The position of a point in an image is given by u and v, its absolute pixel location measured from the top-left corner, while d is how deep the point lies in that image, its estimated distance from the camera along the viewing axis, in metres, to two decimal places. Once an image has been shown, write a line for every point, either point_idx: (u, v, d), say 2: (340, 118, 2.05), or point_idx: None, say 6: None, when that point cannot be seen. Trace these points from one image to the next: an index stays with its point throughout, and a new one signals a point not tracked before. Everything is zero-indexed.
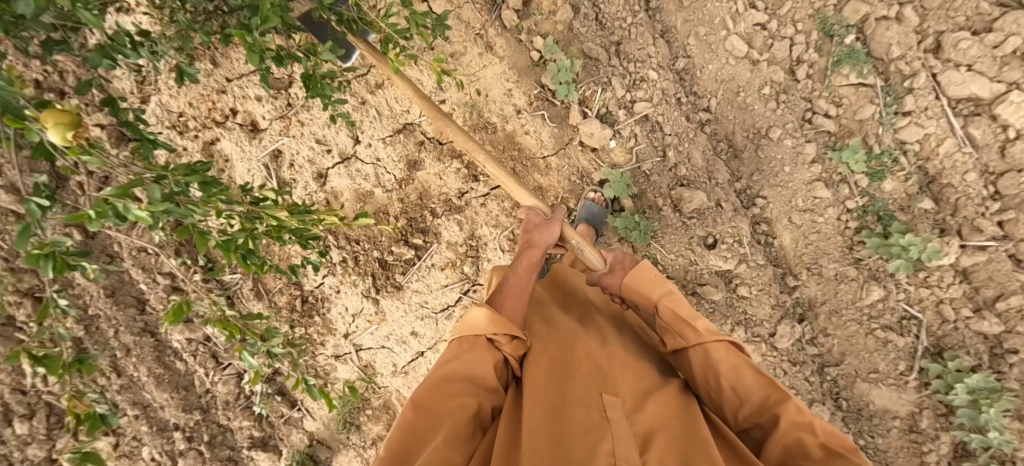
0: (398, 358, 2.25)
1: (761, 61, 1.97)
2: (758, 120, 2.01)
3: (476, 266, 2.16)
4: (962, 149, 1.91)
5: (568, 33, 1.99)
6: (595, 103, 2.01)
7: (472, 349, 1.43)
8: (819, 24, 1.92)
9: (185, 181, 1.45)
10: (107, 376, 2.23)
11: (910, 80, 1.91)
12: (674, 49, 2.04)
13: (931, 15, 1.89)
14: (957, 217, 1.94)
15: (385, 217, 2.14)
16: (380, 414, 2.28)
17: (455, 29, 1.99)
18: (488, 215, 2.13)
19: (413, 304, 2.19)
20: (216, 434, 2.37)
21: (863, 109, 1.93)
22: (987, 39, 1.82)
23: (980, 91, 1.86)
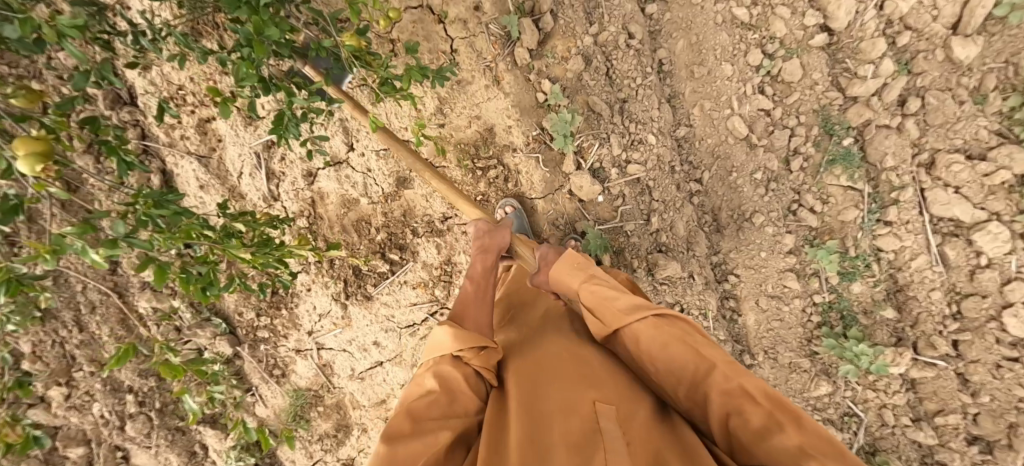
0: (356, 363, 2.29)
1: (758, 146, 1.99)
2: (745, 203, 2.04)
3: (447, 291, 2.20)
4: (933, 267, 1.95)
5: (576, 82, 1.99)
6: (591, 155, 2.01)
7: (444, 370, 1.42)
8: (821, 120, 1.95)
9: (150, 213, 1.61)
10: (69, 329, 2.25)
11: (897, 191, 1.94)
12: (678, 116, 2.06)
13: (931, 131, 1.91)
14: (916, 330, 2.00)
15: (367, 227, 2.17)
16: (331, 412, 2.34)
17: (466, 57, 2.00)
18: (467, 244, 2.15)
19: (380, 316, 2.23)
20: (168, 402, 2.42)
21: (847, 211, 1.97)
22: (979, 166, 1.85)
23: (962, 215, 1.89)
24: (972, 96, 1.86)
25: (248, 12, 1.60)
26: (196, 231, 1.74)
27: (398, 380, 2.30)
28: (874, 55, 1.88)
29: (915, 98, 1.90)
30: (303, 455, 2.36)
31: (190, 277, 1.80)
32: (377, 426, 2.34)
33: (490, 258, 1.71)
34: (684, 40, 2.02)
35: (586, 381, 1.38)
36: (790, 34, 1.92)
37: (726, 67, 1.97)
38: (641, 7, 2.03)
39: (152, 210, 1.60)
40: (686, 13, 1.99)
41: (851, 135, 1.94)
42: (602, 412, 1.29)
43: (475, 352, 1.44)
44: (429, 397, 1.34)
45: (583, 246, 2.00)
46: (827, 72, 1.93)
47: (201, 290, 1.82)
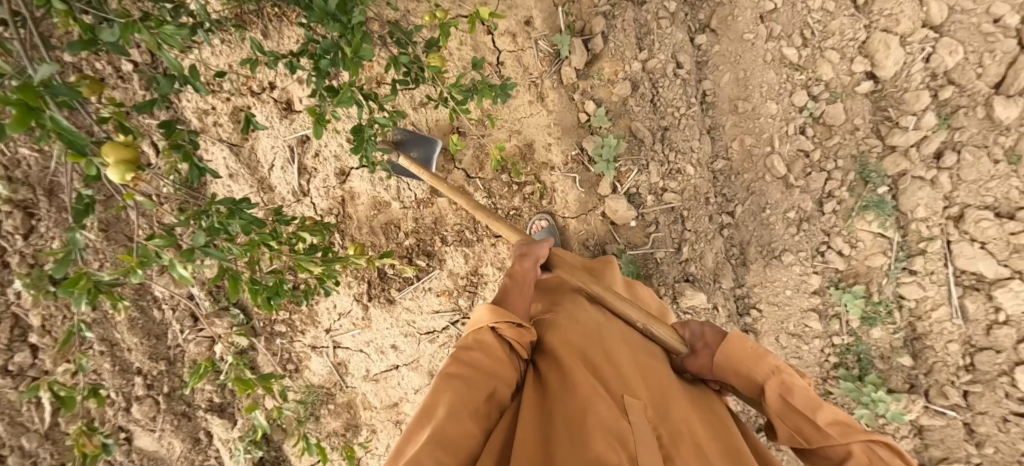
0: (372, 365, 2.28)
1: (794, 186, 2.02)
2: (775, 240, 2.07)
3: (471, 301, 2.20)
4: (953, 319, 1.98)
5: (621, 106, 2.00)
6: (628, 180, 2.03)
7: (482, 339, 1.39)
8: (858, 166, 1.97)
9: (224, 222, 1.47)
10: (81, 305, 2.16)
11: (925, 242, 1.96)
12: (717, 148, 2.11)
13: (962, 186, 1.89)
14: (929, 378, 2.03)
15: (395, 230, 2.17)
16: (341, 411, 2.30)
17: (513, 70, 1.99)
18: (495, 256, 2.14)
19: (401, 320, 2.22)
20: (177, 387, 2.31)
21: (875, 258, 2.00)
22: (1007, 224, 1.84)
23: (985, 270, 1.90)
24: (1007, 156, 1.83)
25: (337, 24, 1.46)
26: (270, 240, 1.64)
27: (412, 385, 2.29)
28: (917, 108, 1.90)
29: (952, 153, 1.88)
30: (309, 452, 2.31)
31: (258, 287, 1.69)
32: (385, 429, 2.33)
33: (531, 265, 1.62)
34: (729, 74, 2.06)
35: (625, 376, 1.32)
36: (837, 78, 1.96)
37: (771, 105, 2.01)
38: (690, 36, 2.09)
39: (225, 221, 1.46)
40: (734, 48, 2.04)
41: (887, 183, 1.96)
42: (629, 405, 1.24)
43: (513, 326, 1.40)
44: (468, 360, 1.32)
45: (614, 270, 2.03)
46: (869, 119, 1.96)
47: (266, 300, 1.71)
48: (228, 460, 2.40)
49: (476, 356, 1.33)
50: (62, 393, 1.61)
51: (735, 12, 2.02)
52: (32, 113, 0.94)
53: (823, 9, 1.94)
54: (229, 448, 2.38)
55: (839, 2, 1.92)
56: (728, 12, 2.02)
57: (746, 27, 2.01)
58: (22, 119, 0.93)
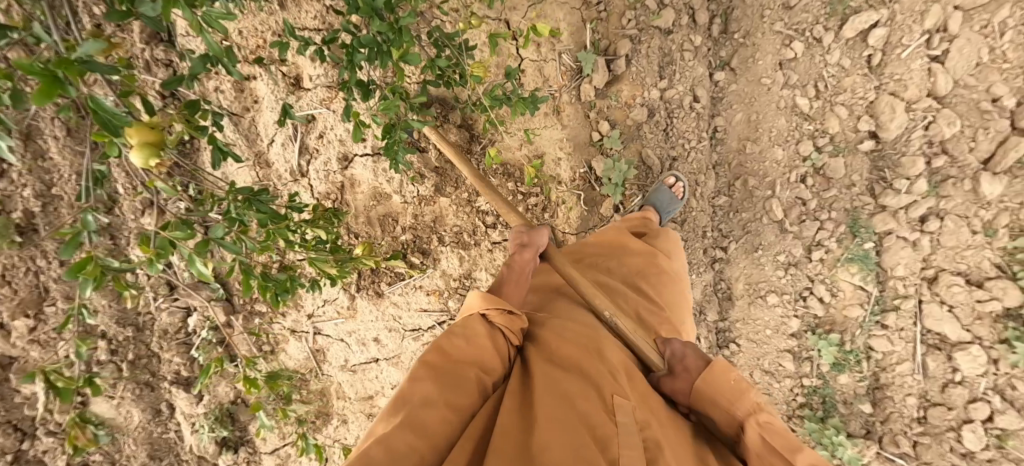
0: (351, 355, 2.25)
1: (789, 231, 2.10)
2: (762, 279, 2.18)
3: (460, 304, 2.18)
4: (914, 374, 2.09)
5: (635, 130, 2.02)
6: (632, 203, 2.06)
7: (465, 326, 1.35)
8: (850, 220, 2.04)
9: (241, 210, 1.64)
10: (47, 259, 2.02)
11: (900, 299, 2.07)
12: (720, 184, 2.20)
13: (941, 251, 2.01)
14: (885, 426, 2.14)
15: (393, 223, 2.13)
16: (313, 398, 2.28)
17: (534, 78, 1.99)
18: (490, 262, 2.14)
19: (387, 314, 2.19)
20: (142, 356, 2.23)
21: (852, 308, 2.09)
22: (976, 291, 1.96)
23: (950, 332, 2.02)
24: (985, 228, 1.93)
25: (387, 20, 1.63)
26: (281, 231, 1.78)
27: (390, 380, 2.26)
28: (912, 173, 1.97)
29: (935, 219, 1.98)
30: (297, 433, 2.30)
31: (269, 283, 1.83)
32: (357, 420, 2.31)
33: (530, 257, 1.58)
34: (742, 113, 2.12)
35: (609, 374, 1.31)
36: (843, 131, 2.01)
37: (776, 151, 2.08)
38: (709, 69, 2.15)
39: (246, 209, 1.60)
40: (751, 89, 2.10)
41: (873, 240, 2.04)
42: (618, 407, 1.22)
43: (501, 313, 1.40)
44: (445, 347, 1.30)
45: (683, 186, 1.98)
46: (866, 176, 2.03)
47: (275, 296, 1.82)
48: (189, 436, 2.33)
49: (459, 343, 1.31)
50: (58, 383, 1.48)
51: (756, 55, 2.08)
52: (59, 85, 0.95)
53: (838, 64, 1.98)
54: (190, 423, 2.32)
55: (855, 60, 1.97)
56: (750, 54, 2.09)
57: (765, 72, 2.06)
58: (48, 91, 0.93)
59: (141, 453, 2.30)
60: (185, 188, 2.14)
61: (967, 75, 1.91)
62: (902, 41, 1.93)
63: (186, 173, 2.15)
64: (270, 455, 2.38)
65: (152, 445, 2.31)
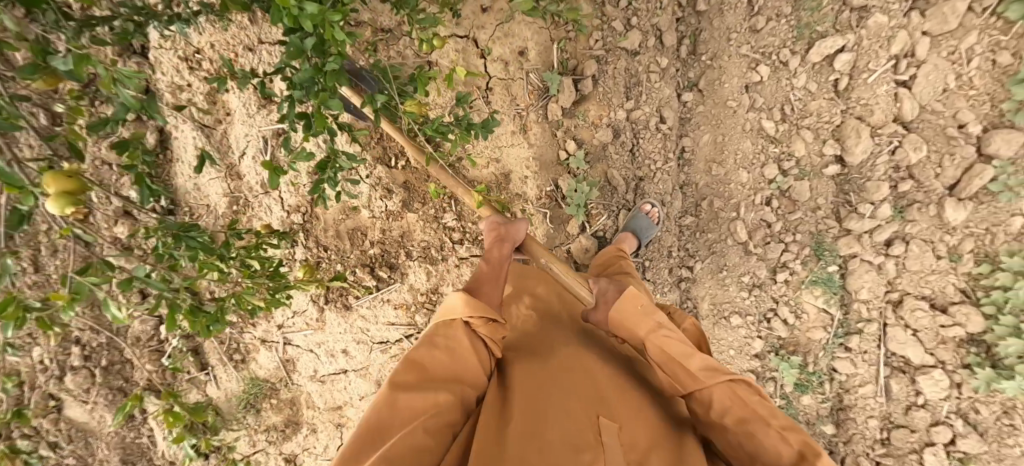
0: (320, 366, 2.27)
1: (753, 252, 2.11)
2: (727, 300, 2.19)
3: (427, 319, 2.20)
4: (876, 396, 2.12)
5: (601, 150, 2.03)
6: (597, 222, 2.08)
7: (450, 335, 1.44)
8: (814, 243, 2.05)
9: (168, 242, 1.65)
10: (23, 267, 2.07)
11: (863, 322, 2.09)
12: (687, 204, 2.22)
13: (906, 275, 2.05)
14: (847, 446, 2.17)
15: (361, 237, 2.14)
16: (284, 406, 2.32)
17: (500, 96, 2.00)
18: (457, 277, 2.15)
19: (355, 326, 2.21)
20: (115, 362, 2.27)
21: (815, 331, 2.12)
22: (939, 317, 2.02)
23: (913, 356, 2.06)
24: (948, 254, 2.00)
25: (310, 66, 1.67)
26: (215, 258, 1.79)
27: (358, 391, 2.28)
28: (876, 197, 1.97)
29: (901, 243, 2.03)
30: (267, 441, 2.34)
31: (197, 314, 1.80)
32: (326, 429, 2.34)
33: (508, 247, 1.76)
34: (709, 135, 2.13)
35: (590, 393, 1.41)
36: (808, 155, 2.01)
37: (742, 173, 2.08)
38: (677, 91, 2.16)
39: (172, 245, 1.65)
40: (717, 112, 2.11)
41: (838, 263, 2.05)
42: (603, 427, 1.31)
43: (483, 324, 1.48)
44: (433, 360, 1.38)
45: (659, 213, 2.04)
46: (832, 200, 2.03)
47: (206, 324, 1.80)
48: (161, 441, 2.38)
49: (445, 360, 1.40)
50: None
51: (723, 78, 2.08)
52: None
53: (804, 88, 1.98)
54: (162, 429, 2.36)
55: (821, 83, 1.97)
56: (717, 76, 2.09)
57: (730, 94, 2.07)
58: None
59: (114, 457, 2.35)
60: (158, 199, 2.14)
61: (934, 101, 1.96)
62: (868, 66, 1.92)
63: (160, 185, 2.17)
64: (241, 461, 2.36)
65: (125, 449, 2.36)
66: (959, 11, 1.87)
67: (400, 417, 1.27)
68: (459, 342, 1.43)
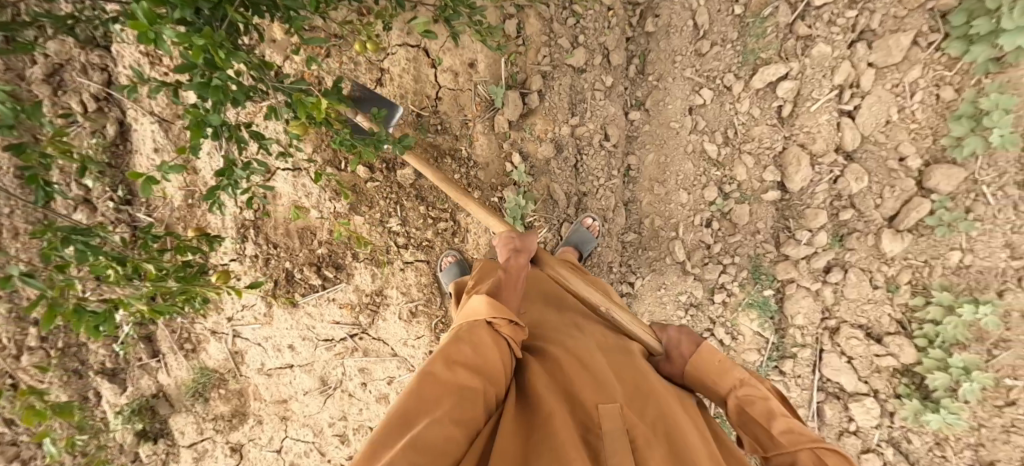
0: (268, 360, 2.32)
1: (691, 272, 2.15)
2: (666, 319, 2.22)
3: (371, 319, 2.26)
4: (808, 421, 2.15)
5: (544, 165, 2.08)
6: (539, 234, 2.13)
7: (469, 332, 1.35)
8: (751, 266, 2.09)
9: (56, 244, 1.59)
10: None
11: (797, 347, 2.12)
12: (631, 221, 2.25)
13: (844, 303, 2.06)
14: None
15: (310, 237, 2.19)
16: (231, 397, 2.37)
17: (449, 106, 2.04)
18: (402, 281, 2.22)
19: (301, 323, 2.26)
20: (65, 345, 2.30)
21: (749, 352, 2.15)
22: (874, 346, 2.03)
23: (846, 383, 2.08)
24: (886, 283, 2.01)
25: (199, 86, 1.53)
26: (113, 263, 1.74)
27: (302, 386, 2.33)
28: (814, 225, 2.02)
29: (839, 271, 2.03)
30: (213, 429, 2.39)
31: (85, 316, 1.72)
32: (272, 422, 2.38)
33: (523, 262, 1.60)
34: (654, 154, 2.15)
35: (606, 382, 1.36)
36: (749, 179, 2.04)
37: (683, 194, 2.11)
38: (624, 109, 2.18)
39: (56, 248, 1.60)
40: (662, 132, 2.13)
41: (773, 287, 2.08)
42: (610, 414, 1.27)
43: (509, 323, 1.38)
44: (451, 354, 1.29)
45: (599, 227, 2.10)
46: (771, 224, 2.06)
47: (92, 328, 1.71)
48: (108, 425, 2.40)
49: (464, 351, 1.30)
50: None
51: (668, 99, 2.11)
52: None
53: (748, 113, 2.00)
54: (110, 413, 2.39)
55: (765, 109, 1.99)
56: (661, 96, 2.12)
57: (674, 115, 2.09)
58: None
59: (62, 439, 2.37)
60: (114, 190, 2.21)
61: (878, 132, 1.95)
62: (811, 95, 1.94)
63: (118, 174, 2.22)
64: (189, 448, 2.40)
65: None
66: (902, 45, 1.84)
67: (425, 408, 1.20)
68: (485, 340, 1.34)
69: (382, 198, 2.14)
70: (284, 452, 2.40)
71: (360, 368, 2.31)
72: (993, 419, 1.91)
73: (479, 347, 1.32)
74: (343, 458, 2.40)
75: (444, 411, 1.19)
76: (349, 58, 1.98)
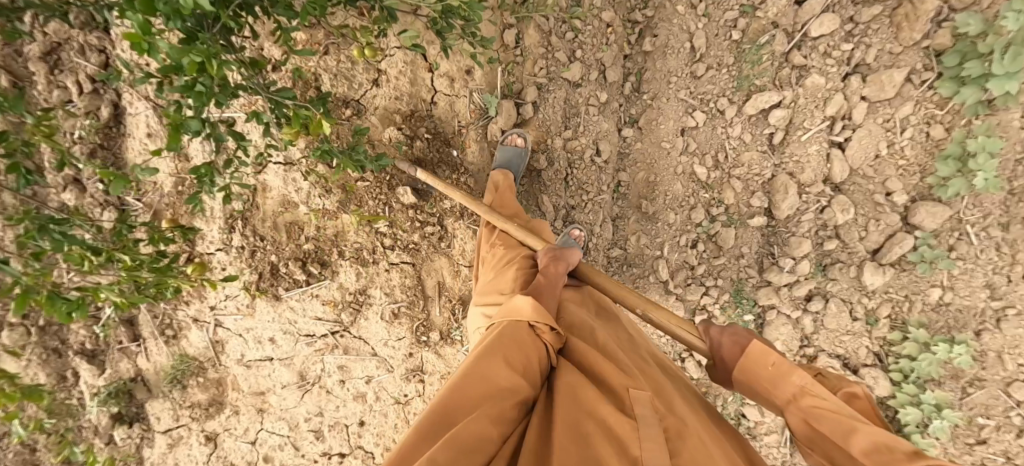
0: (248, 351, 2.33)
1: (673, 292, 2.16)
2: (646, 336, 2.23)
3: (353, 317, 2.27)
4: (781, 446, 2.16)
5: (533, 176, 2.11)
6: None
7: (516, 326, 1.41)
8: (734, 289, 2.10)
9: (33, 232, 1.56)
10: None
11: None
12: (617, 236, 2.25)
13: (823, 332, 2.07)
14: None
15: (297, 232, 2.19)
16: (209, 385, 2.36)
17: (443, 112, 2.06)
18: (386, 281, 2.23)
19: (284, 317, 2.27)
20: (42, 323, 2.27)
21: None
22: (850, 376, 2.05)
23: None
24: (865, 316, 2.03)
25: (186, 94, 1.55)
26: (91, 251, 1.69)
27: (281, 380, 2.33)
28: (797, 253, 2.03)
29: (820, 300, 2.04)
30: (188, 417, 2.36)
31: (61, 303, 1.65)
32: (248, 413, 2.38)
33: (563, 269, 1.65)
34: (644, 173, 2.17)
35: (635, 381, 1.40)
36: (737, 204, 2.06)
37: (670, 214, 2.13)
38: (617, 127, 2.18)
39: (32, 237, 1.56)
40: (652, 151, 2.14)
41: (754, 312, 2.10)
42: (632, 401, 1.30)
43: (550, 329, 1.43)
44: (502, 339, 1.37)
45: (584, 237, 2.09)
46: (755, 249, 2.08)
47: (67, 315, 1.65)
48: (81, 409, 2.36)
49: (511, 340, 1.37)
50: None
51: (661, 119, 2.12)
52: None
53: (739, 138, 2.01)
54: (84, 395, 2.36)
55: (756, 136, 2.00)
56: (654, 116, 2.13)
57: (666, 136, 2.11)
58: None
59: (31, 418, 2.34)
60: (104, 172, 2.21)
61: (866, 166, 1.96)
62: (803, 124, 1.96)
63: (109, 157, 2.22)
64: (164, 434, 2.37)
65: None
66: (895, 81, 1.85)
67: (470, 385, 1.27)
68: (519, 337, 1.39)
69: (371, 198, 2.15)
70: (259, 444, 2.40)
71: (339, 365, 2.32)
72: (964, 457, 1.99)
73: (521, 345, 1.38)
74: (316, 454, 2.39)
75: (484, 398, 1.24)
76: (346, 57, 1.97)
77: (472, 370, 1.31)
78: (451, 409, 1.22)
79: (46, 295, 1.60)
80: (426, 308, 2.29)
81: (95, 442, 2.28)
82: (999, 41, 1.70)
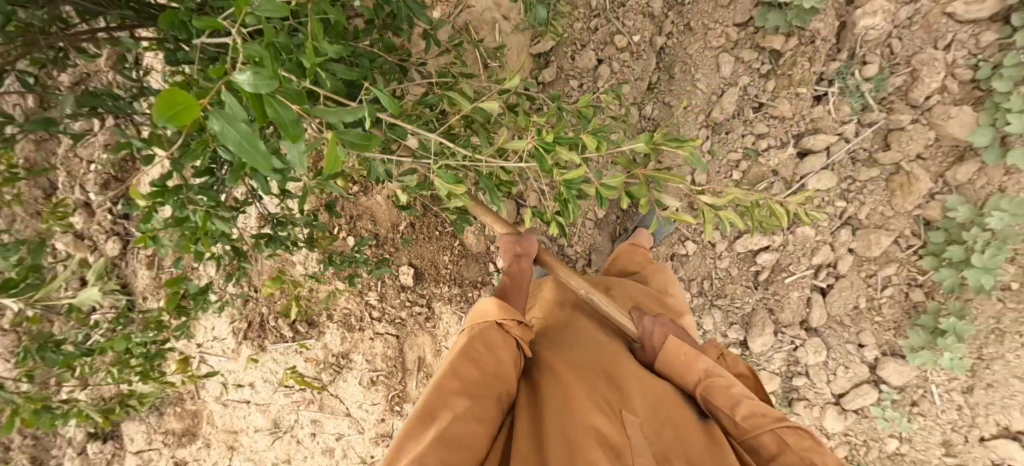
0: (227, 391, 2.34)
1: None
2: None
3: (332, 378, 2.34)
4: None
5: None
6: None
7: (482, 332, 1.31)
8: None
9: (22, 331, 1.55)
10: None
11: None
12: None
13: None
14: None
15: (291, 289, 2.24)
16: (185, 415, 2.34)
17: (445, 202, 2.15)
18: (369, 349, 2.33)
19: (266, 367, 2.32)
20: None
21: None
22: None
23: None
24: None
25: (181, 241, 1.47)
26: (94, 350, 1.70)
27: (254, 423, 2.38)
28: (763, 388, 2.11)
29: None
30: (161, 442, 2.33)
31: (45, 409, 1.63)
32: (219, 448, 2.40)
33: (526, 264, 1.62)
34: None
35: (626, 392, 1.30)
36: (714, 330, 2.14)
37: None
38: (611, 238, 2.28)
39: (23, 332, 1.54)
40: None
41: None
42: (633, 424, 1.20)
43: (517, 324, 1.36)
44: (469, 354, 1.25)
45: None
46: None
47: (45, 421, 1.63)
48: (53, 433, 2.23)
49: (481, 353, 1.26)
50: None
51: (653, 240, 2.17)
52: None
53: (725, 270, 2.10)
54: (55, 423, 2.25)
55: (743, 271, 2.09)
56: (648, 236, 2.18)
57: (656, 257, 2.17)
58: None
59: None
60: (113, 203, 2.24)
61: (845, 315, 2.03)
62: (789, 268, 2.04)
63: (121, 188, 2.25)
64: (136, 455, 2.33)
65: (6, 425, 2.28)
66: (882, 244, 1.92)
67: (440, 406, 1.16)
68: (494, 339, 1.31)
69: None
70: None
71: (312, 419, 2.40)
72: None
73: (492, 348, 1.28)
74: None
75: (464, 409, 1.16)
76: None
77: (448, 369, 1.22)
78: (435, 410, 1.15)
79: (33, 409, 1.59)
80: (403, 377, 2.39)
81: (68, 452, 2.24)
82: (983, 234, 1.77)
